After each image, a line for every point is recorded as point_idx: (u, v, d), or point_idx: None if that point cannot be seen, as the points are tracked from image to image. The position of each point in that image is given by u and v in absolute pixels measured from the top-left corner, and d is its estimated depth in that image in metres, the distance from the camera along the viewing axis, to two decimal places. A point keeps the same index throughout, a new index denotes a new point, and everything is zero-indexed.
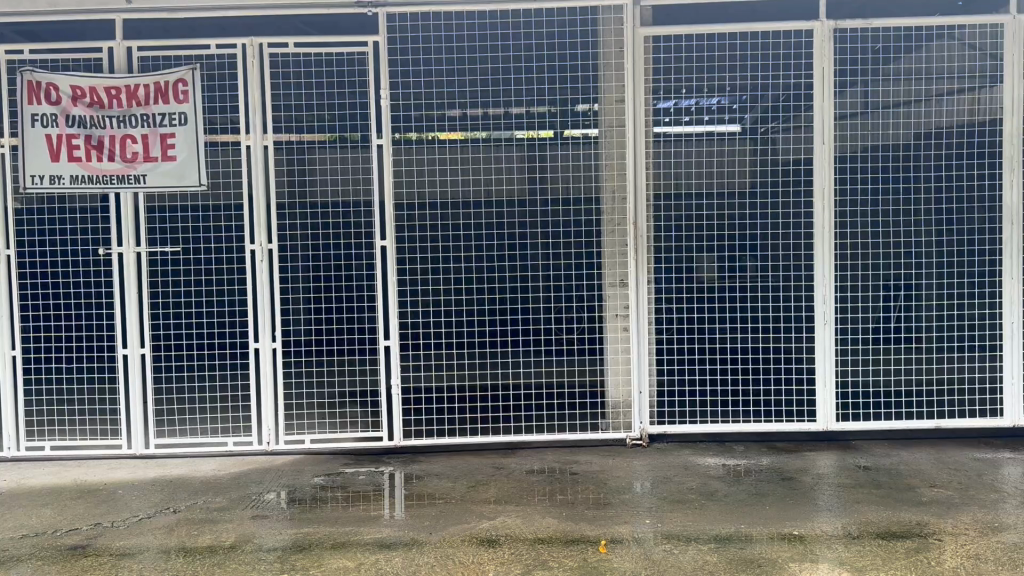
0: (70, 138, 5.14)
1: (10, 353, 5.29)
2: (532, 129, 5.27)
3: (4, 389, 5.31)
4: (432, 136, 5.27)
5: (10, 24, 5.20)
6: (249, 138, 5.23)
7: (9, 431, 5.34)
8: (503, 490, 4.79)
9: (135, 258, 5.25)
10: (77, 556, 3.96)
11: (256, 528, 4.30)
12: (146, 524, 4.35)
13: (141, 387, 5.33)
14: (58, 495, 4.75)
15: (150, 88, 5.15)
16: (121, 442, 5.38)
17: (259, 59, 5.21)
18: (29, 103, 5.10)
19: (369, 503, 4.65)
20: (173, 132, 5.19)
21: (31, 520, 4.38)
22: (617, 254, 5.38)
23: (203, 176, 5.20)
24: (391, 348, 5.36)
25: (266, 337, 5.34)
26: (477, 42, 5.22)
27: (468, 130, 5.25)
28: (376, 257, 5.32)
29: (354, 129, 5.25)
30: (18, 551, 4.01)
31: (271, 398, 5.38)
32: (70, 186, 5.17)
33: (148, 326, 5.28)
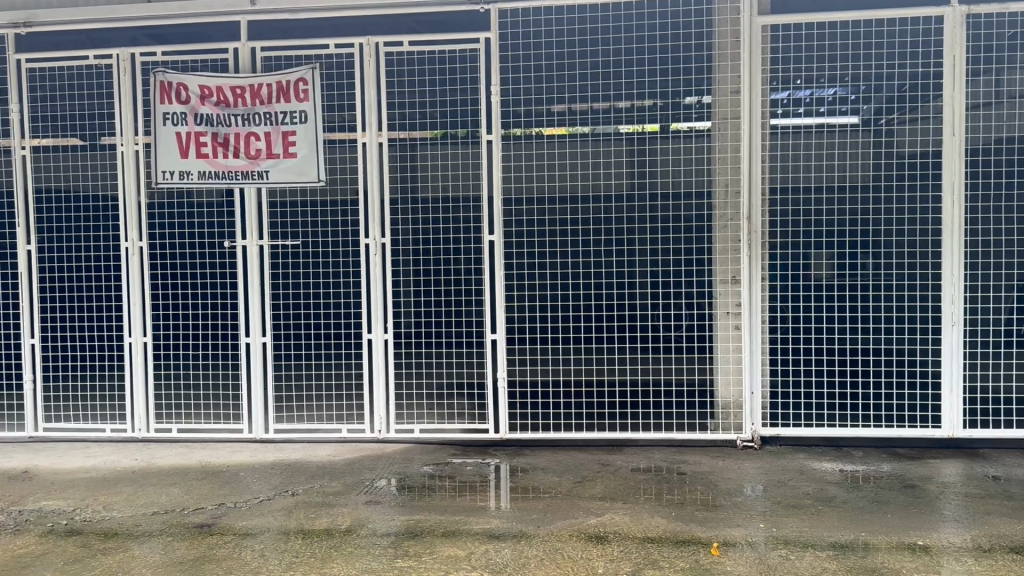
0: (198, 135, 5.35)
1: (143, 340, 5.54)
2: (635, 123, 5.21)
3: (137, 374, 5.55)
4: (536, 131, 5.28)
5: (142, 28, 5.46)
6: (365, 134, 5.37)
7: (140, 413, 5.59)
8: (611, 487, 4.76)
9: (258, 252, 5.46)
10: (204, 534, 4.17)
11: (369, 514, 4.41)
12: (267, 506, 4.53)
13: (262, 374, 5.54)
14: (184, 475, 4.98)
15: (273, 87, 5.33)
16: (241, 428, 5.61)
17: (375, 58, 5.33)
18: (160, 103, 5.31)
19: (477, 494, 4.71)
20: (293, 130, 5.36)
21: (160, 498, 4.62)
22: (729, 250, 5.25)
23: (322, 172, 5.37)
24: (498, 341, 5.41)
25: (379, 329, 5.47)
26: (588, 34, 5.19)
27: (572, 125, 5.24)
28: (484, 251, 5.37)
29: (465, 125, 5.33)
30: (150, 526, 4.26)
31: (383, 388, 5.53)
32: (198, 182, 5.39)
33: (270, 316, 5.49)
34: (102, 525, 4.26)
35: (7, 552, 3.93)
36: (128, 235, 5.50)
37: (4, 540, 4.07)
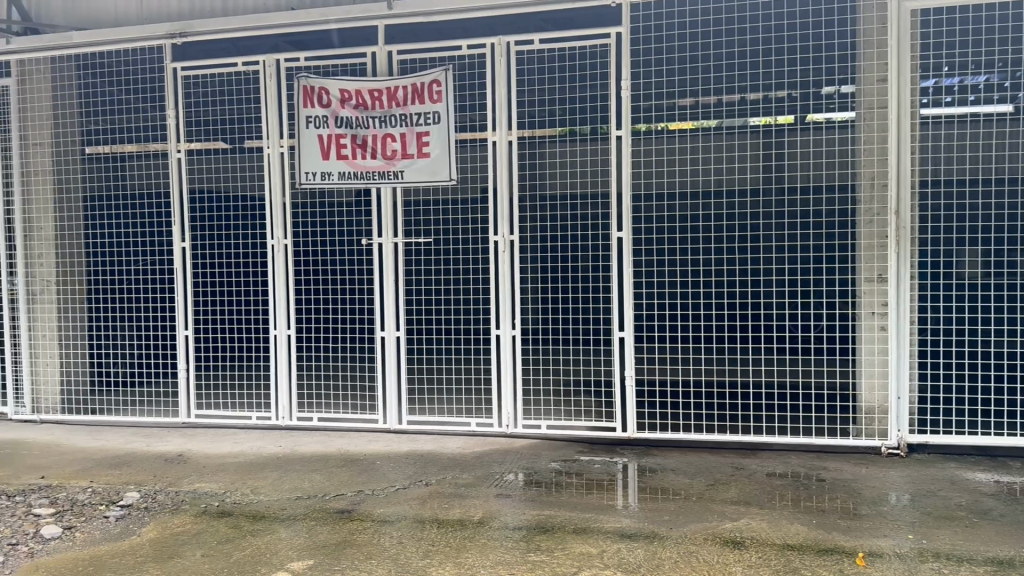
0: (339, 137, 5.56)
1: (286, 333, 5.76)
2: (768, 116, 5.04)
3: (281, 365, 5.78)
4: (662, 126, 5.20)
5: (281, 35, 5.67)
6: (495, 134, 5.44)
7: (284, 402, 5.83)
8: (745, 491, 4.63)
9: (393, 249, 5.63)
10: (345, 519, 4.34)
11: (500, 507, 4.47)
12: (402, 495, 4.67)
13: (395, 368, 5.71)
14: (323, 462, 5.18)
15: (408, 89, 5.47)
16: (376, 418, 5.79)
17: (506, 58, 5.38)
18: (303, 107, 5.56)
19: (607, 492, 4.68)
20: (427, 130, 5.48)
21: (304, 484, 4.84)
22: (875, 247, 5.02)
23: (453, 171, 5.48)
24: (625, 339, 5.36)
25: (507, 325, 5.54)
26: (719, 26, 5.07)
27: (699, 119, 5.13)
28: (613, 248, 5.34)
29: (591, 122, 5.30)
30: (295, 510, 4.47)
31: (510, 384, 5.57)
32: (339, 182, 5.60)
33: (403, 310, 5.66)
34: (251, 507, 4.50)
35: (168, 530, 4.21)
36: (274, 233, 5.72)
37: (165, 518, 4.35)
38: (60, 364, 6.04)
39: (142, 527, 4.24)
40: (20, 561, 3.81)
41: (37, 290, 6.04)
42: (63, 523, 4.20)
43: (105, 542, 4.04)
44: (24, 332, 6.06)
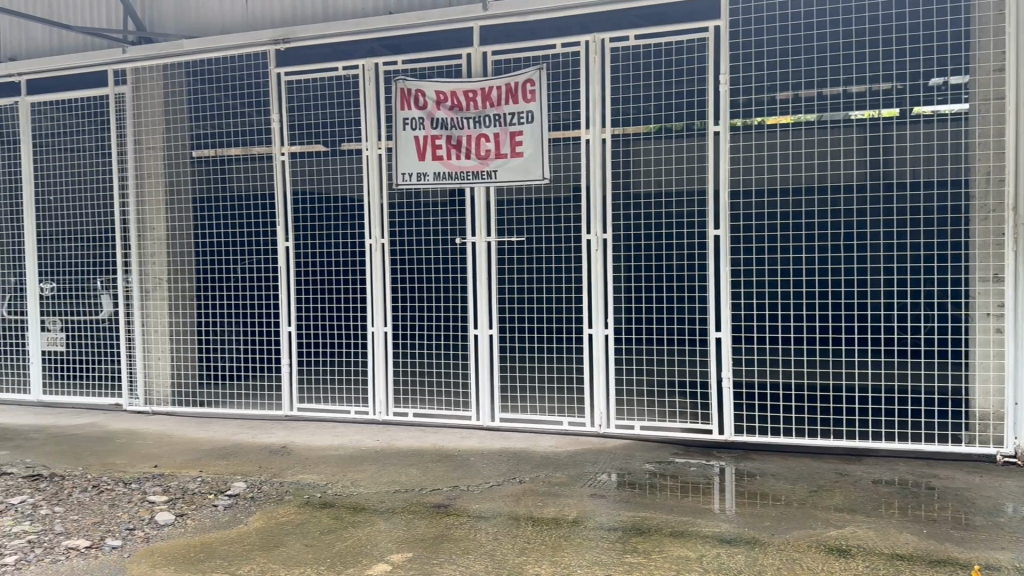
0: (434, 138, 5.60)
1: (383, 329, 5.87)
2: (870, 109, 4.90)
3: (379, 362, 5.88)
4: (760, 120, 5.08)
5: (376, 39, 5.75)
6: (589, 132, 5.41)
7: (381, 397, 5.92)
8: (850, 499, 4.47)
9: (486, 248, 5.66)
10: (441, 514, 4.40)
11: (595, 507, 4.45)
12: (496, 491, 4.70)
13: (488, 366, 5.72)
14: (418, 457, 5.26)
15: (502, 89, 5.46)
16: (469, 414, 5.84)
17: (601, 55, 5.33)
18: (401, 109, 5.62)
19: (703, 495, 4.60)
20: (521, 130, 5.47)
21: (401, 477, 4.93)
22: (991, 246, 4.77)
23: (547, 170, 5.44)
24: (722, 340, 5.24)
25: (600, 324, 5.47)
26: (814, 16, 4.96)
27: (799, 113, 4.99)
28: (709, 247, 5.23)
29: (686, 119, 5.24)
30: (393, 503, 4.55)
31: (603, 383, 5.51)
32: (434, 183, 5.64)
33: (496, 309, 5.68)
34: (351, 499, 4.62)
35: (272, 519, 4.35)
36: (372, 233, 5.83)
37: (269, 507, 4.50)
38: (171, 358, 6.25)
39: (248, 516, 4.39)
40: (138, 545, 4.00)
41: (150, 287, 6.25)
42: (176, 509, 4.40)
43: (214, 530, 4.21)
44: (137, 327, 6.24)
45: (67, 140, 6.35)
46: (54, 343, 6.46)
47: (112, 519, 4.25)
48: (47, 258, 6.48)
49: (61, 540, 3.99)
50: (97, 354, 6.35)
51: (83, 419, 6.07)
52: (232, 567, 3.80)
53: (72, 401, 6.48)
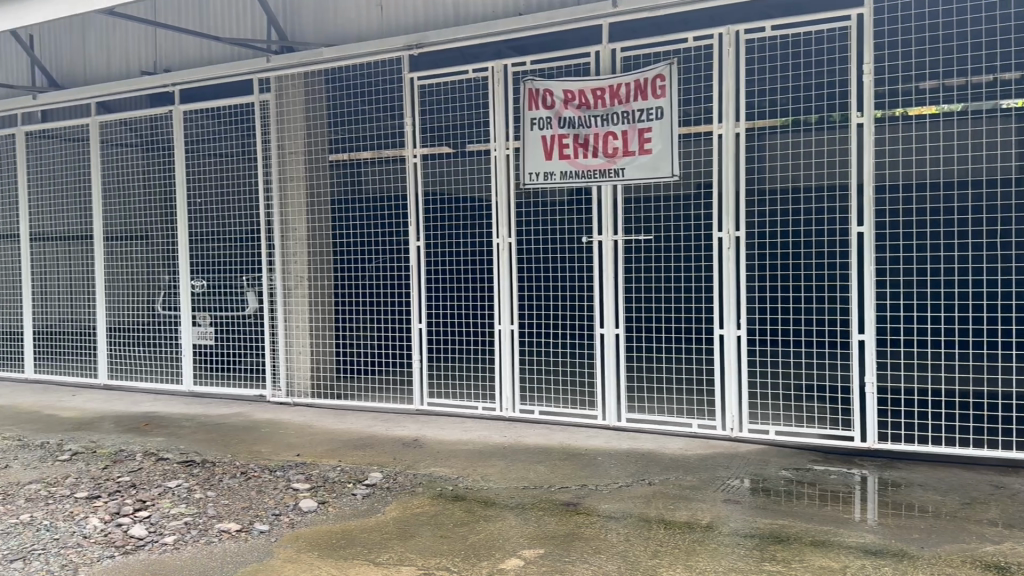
0: (561, 137, 5.57)
1: (510, 328, 5.85)
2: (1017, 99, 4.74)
3: (505, 360, 5.86)
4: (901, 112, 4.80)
5: (503, 41, 5.76)
6: (721, 127, 5.14)
7: (507, 394, 5.91)
8: (1009, 513, 4.16)
9: (613, 246, 5.51)
10: (572, 512, 4.39)
11: (729, 512, 4.33)
12: (626, 492, 4.64)
13: (615, 368, 5.57)
14: (547, 454, 5.25)
15: (631, 86, 5.33)
16: (595, 415, 5.74)
17: (737, 48, 5.11)
18: (529, 109, 5.63)
19: (844, 504, 4.40)
20: (650, 126, 5.32)
21: (529, 474, 4.94)
22: None
23: (677, 167, 5.23)
24: (866, 343, 4.93)
25: (731, 325, 5.25)
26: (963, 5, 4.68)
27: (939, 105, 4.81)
28: (851, 244, 4.93)
29: (818, 111, 5.10)
30: (523, 500, 4.58)
31: (734, 383, 5.29)
32: (560, 182, 5.59)
33: (622, 308, 5.52)
34: (482, 494, 4.67)
35: (408, 510, 4.46)
36: (499, 232, 5.81)
37: (404, 499, 4.62)
38: (311, 352, 6.51)
39: (385, 506, 4.52)
40: (284, 531, 4.19)
41: (293, 284, 6.49)
42: (318, 497, 4.59)
43: (354, 518, 4.36)
44: (279, 322, 6.52)
45: (216, 146, 6.67)
46: (203, 336, 6.76)
47: (260, 505, 4.47)
48: (198, 257, 6.82)
49: (215, 522, 4.23)
50: (241, 348, 6.64)
51: (230, 409, 6.42)
52: (372, 555, 3.92)
53: (220, 390, 6.85)
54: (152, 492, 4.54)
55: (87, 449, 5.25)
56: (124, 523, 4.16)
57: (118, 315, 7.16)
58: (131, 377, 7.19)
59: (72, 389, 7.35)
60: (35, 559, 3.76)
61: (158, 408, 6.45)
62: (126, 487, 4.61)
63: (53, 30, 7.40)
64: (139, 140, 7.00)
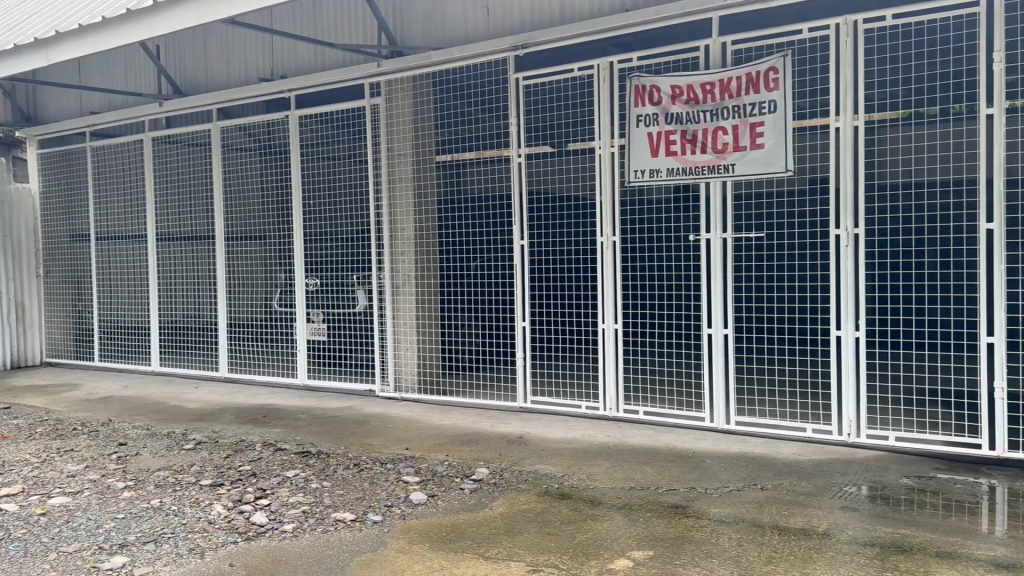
0: (668, 134, 5.46)
1: (614, 327, 5.77)
2: None
3: (608, 360, 5.79)
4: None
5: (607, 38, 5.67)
6: (839, 119, 4.97)
7: (612, 393, 5.85)
8: None
9: (722, 244, 5.38)
10: (681, 515, 4.32)
11: (846, 520, 4.17)
12: (737, 496, 4.53)
13: (723, 368, 5.44)
14: (653, 455, 5.18)
15: (742, 79, 5.16)
16: (704, 416, 5.63)
17: (854, 38, 4.89)
18: (634, 106, 5.55)
19: (970, 515, 4.17)
20: (762, 121, 5.14)
21: (636, 475, 4.89)
22: None
23: (791, 162, 5.04)
24: (994, 345, 4.68)
25: (849, 326, 5.07)
26: None
27: None
28: (979, 241, 4.66)
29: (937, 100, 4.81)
30: (631, 500, 4.53)
31: (852, 390, 5.10)
32: (667, 179, 5.49)
33: (732, 307, 5.38)
34: (589, 493, 4.65)
35: (515, 506, 4.49)
36: (603, 230, 5.75)
37: (511, 495, 4.65)
38: (418, 348, 6.63)
39: (492, 501, 4.56)
40: (396, 522, 4.29)
41: (400, 282, 6.65)
42: (427, 491, 4.67)
43: (462, 512, 4.42)
44: (388, 319, 6.67)
45: (329, 149, 6.92)
46: (317, 332, 7.02)
47: (372, 496, 4.59)
48: (311, 257, 7.06)
49: (330, 512, 4.37)
50: (352, 345, 6.85)
51: (342, 403, 6.62)
52: (481, 549, 3.96)
53: (331, 384, 7.07)
54: (271, 481, 4.73)
55: (210, 439, 5.52)
56: (246, 510, 4.35)
57: (237, 312, 7.52)
58: (249, 371, 7.55)
59: (195, 381, 7.76)
60: (166, 541, 3.96)
61: (274, 401, 6.71)
62: (247, 476, 4.82)
63: (178, 41, 7.81)
64: (257, 145, 7.31)
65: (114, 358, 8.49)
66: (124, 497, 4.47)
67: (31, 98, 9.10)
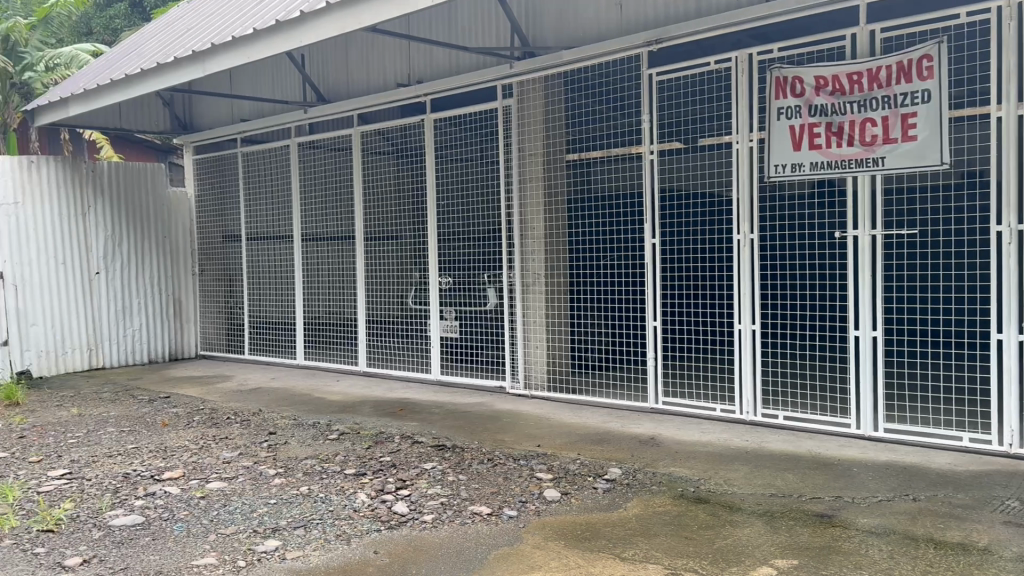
0: (812, 126, 5.27)
1: (751, 328, 5.58)
2: None
3: (745, 362, 5.60)
4: None
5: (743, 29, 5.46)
6: (1002, 108, 4.63)
7: (749, 397, 5.65)
8: None
9: (871, 241, 5.09)
10: (825, 524, 4.15)
11: (1010, 537, 3.89)
12: (886, 507, 4.31)
13: (871, 371, 5.18)
14: (795, 461, 4.99)
15: (892, 69, 4.92)
16: (849, 422, 5.37)
17: (1018, 20, 4.56)
18: (776, 98, 5.40)
19: None
20: (915, 111, 4.87)
21: (776, 481, 4.72)
22: None
23: (946, 154, 4.77)
24: None
25: (1012, 329, 4.71)
26: None
27: None
28: None
29: None
30: (771, 507, 4.39)
31: (1015, 398, 4.75)
32: (810, 174, 5.30)
33: (881, 308, 5.12)
34: (727, 497, 4.54)
35: (650, 507, 4.43)
36: (740, 228, 5.54)
37: (646, 496, 4.59)
38: (548, 347, 6.63)
39: (627, 501, 4.52)
40: (531, 517, 4.32)
41: (530, 281, 6.65)
42: (561, 488, 4.69)
43: (597, 512, 4.40)
44: (518, 317, 6.70)
45: (461, 151, 7.06)
46: (449, 330, 7.18)
47: (508, 491, 4.65)
48: (444, 256, 7.21)
49: (468, 505, 4.45)
50: (486, 342, 6.99)
51: (474, 398, 6.73)
52: (618, 550, 3.93)
53: (463, 380, 7.20)
54: (410, 472, 4.87)
55: (352, 430, 5.73)
56: (387, 500, 4.49)
57: (376, 309, 7.84)
58: (387, 365, 7.83)
59: (336, 374, 8.11)
60: (315, 527, 4.14)
61: (410, 395, 6.92)
62: (388, 467, 4.98)
63: (321, 50, 8.16)
64: (392, 148, 7.60)
65: (263, 352, 8.99)
66: (275, 484, 4.70)
67: (188, 107, 9.72)
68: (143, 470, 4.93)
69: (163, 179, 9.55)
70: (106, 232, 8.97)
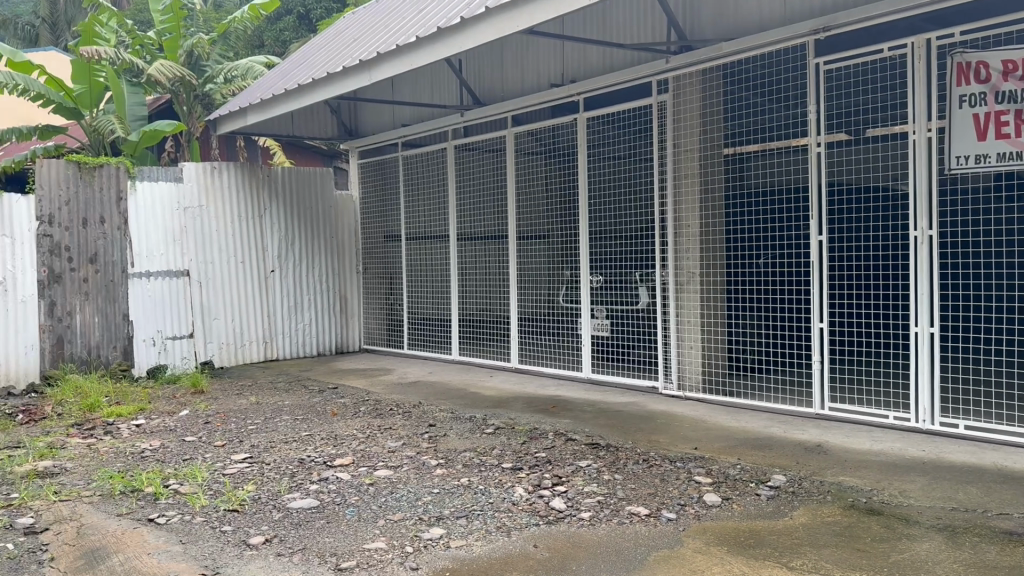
0: (999, 114, 4.92)
1: (929, 330, 5.23)
2: None
3: (923, 366, 5.25)
4: None
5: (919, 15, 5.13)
6: None
7: (925, 404, 5.32)
8: None
9: None
10: (1016, 543, 3.83)
11: None
12: None
13: None
14: (978, 474, 4.65)
15: None
16: None
17: None
18: (957, 85, 5.03)
19: None
20: None
21: (957, 494, 4.42)
22: None
23: None
24: None
25: None
26: None
27: None
28: None
29: None
30: (953, 521, 4.10)
31: None
32: (996, 166, 4.96)
33: None
34: (901, 510, 4.29)
35: (818, 516, 4.25)
36: (918, 223, 5.20)
37: (813, 505, 4.41)
38: (703, 347, 6.49)
39: (792, 509, 4.36)
40: (691, 521, 4.23)
41: (684, 280, 6.54)
42: (722, 493, 4.58)
43: (761, 518, 4.26)
44: (672, 317, 6.60)
45: (613, 150, 7.03)
46: (601, 328, 7.24)
47: (666, 493, 4.59)
48: (597, 256, 7.23)
49: (625, 504, 4.43)
50: (641, 342, 6.95)
51: (627, 398, 6.70)
52: (784, 558, 3.79)
53: (615, 380, 7.16)
54: (566, 469, 4.91)
55: (507, 425, 5.84)
56: (545, 495, 4.53)
57: (527, 305, 7.93)
58: (538, 362, 7.89)
59: (489, 370, 8.29)
60: (476, 518, 4.24)
61: (561, 392, 6.97)
62: (543, 462, 5.04)
63: (475, 53, 8.35)
64: (543, 148, 7.66)
65: (421, 348, 9.33)
66: (437, 474, 4.85)
67: (353, 113, 10.22)
68: (316, 456, 5.22)
69: (331, 183, 10.07)
70: (278, 233, 9.54)
